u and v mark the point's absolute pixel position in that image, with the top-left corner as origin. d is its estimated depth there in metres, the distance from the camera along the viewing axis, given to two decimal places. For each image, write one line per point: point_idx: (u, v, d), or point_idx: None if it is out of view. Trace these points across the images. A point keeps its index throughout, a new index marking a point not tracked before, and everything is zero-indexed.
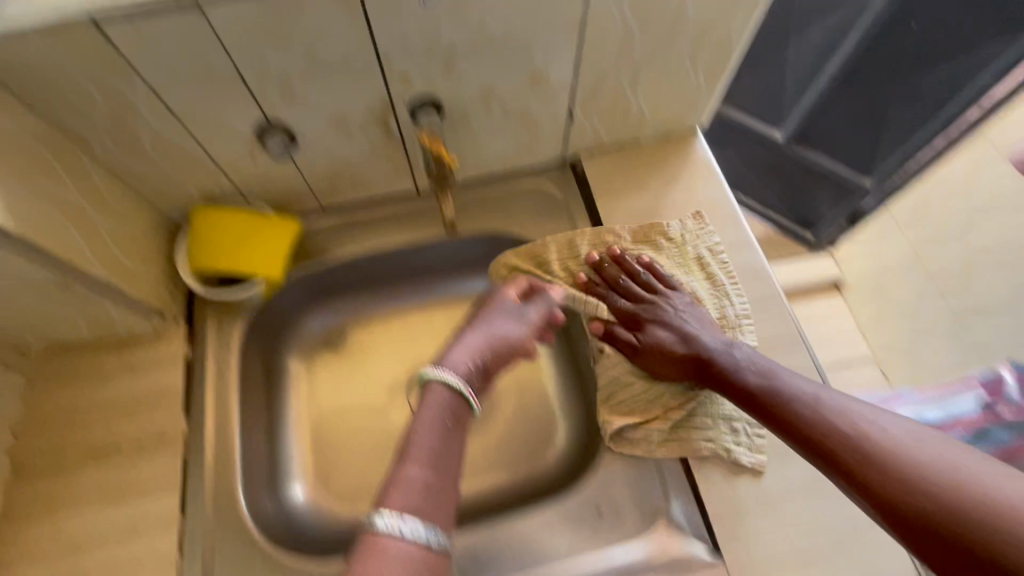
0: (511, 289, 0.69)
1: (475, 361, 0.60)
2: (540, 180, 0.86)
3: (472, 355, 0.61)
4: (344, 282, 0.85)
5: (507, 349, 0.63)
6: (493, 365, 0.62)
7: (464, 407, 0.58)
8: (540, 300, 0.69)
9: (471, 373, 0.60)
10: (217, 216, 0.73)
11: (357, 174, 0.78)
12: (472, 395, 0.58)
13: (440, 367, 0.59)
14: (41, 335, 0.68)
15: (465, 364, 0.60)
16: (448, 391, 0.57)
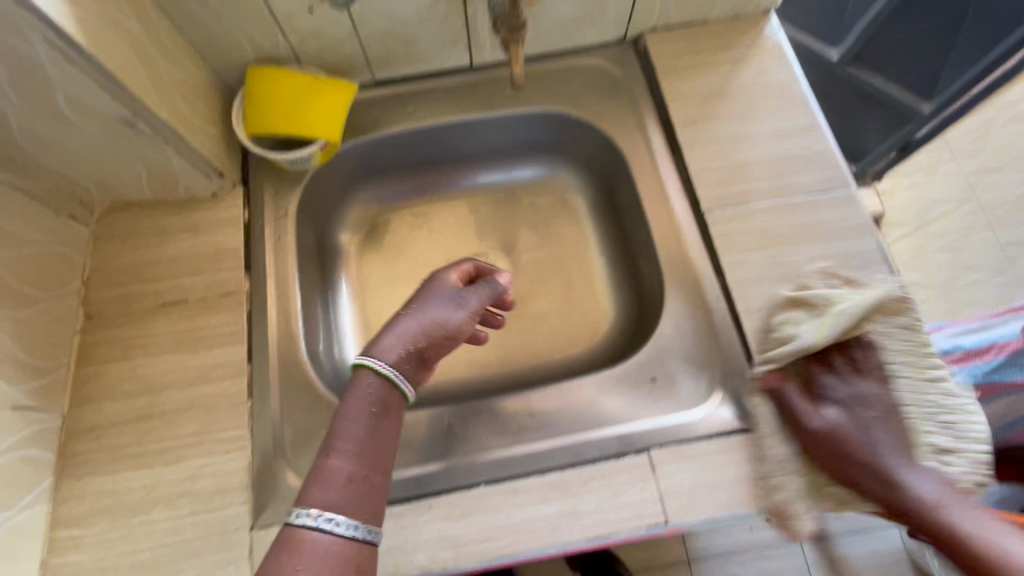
0: (451, 274, 0.62)
1: (408, 348, 0.55)
2: (601, 59, 0.82)
3: (404, 339, 0.56)
4: (394, 162, 0.84)
5: (443, 336, 0.58)
6: (429, 352, 0.57)
7: (396, 396, 0.54)
8: (483, 286, 0.63)
9: (403, 361, 0.55)
10: (274, 74, 0.71)
11: (413, 39, 0.74)
12: (403, 382, 0.55)
13: (370, 358, 0.54)
14: (105, 188, 0.69)
15: (397, 351, 0.55)
16: (376, 382, 0.53)
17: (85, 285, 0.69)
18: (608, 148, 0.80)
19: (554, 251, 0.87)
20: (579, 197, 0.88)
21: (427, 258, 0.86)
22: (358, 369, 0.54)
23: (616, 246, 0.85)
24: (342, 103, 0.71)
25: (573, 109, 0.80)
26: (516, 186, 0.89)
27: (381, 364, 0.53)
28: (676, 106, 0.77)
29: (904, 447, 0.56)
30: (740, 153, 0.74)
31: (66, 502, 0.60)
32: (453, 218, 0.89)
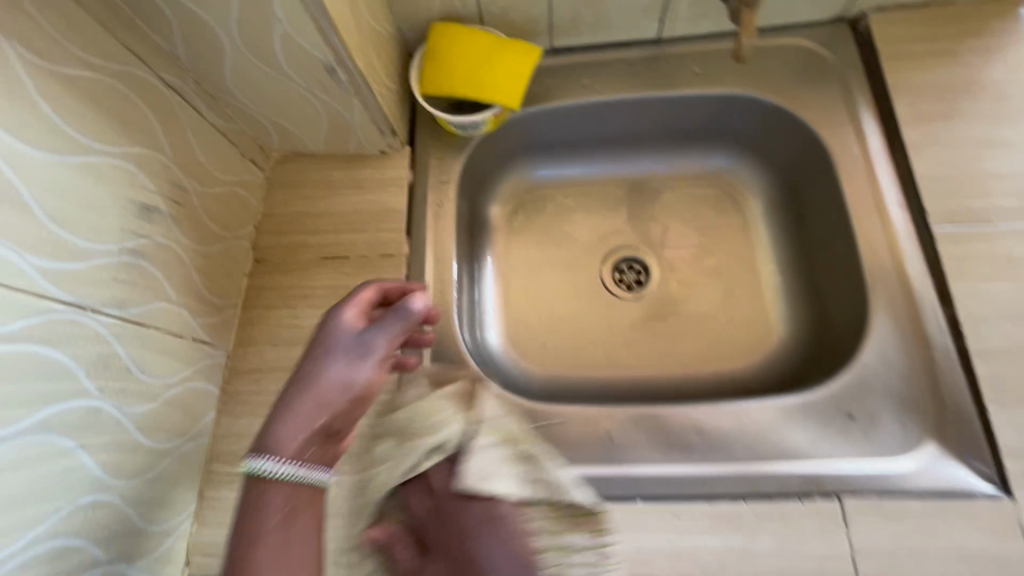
0: (348, 311, 0.50)
1: (312, 431, 0.44)
2: (810, 38, 0.71)
3: (301, 423, 0.44)
4: (556, 137, 0.79)
5: (351, 400, 0.45)
6: (339, 422, 0.45)
7: (309, 491, 0.43)
8: (386, 321, 0.49)
9: (306, 447, 0.44)
10: (457, 32, 0.68)
11: (605, 4, 0.68)
12: (316, 472, 0.43)
13: (258, 460, 0.42)
14: (285, 136, 0.69)
15: (295, 439, 0.43)
16: (281, 493, 0.42)
17: (256, 230, 0.70)
18: (807, 143, 0.70)
19: (715, 252, 0.79)
20: (752, 195, 0.79)
21: (575, 244, 0.81)
22: (255, 481, 0.42)
23: (793, 254, 0.75)
24: (525, 67, 0.67)
25: (770, 95, 0.70)
26: (681, 176, 0.82)
27: (271, 466, 0.42)
28: (904, 99, 0.65)
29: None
30: (984, 161, 0.61)
31: (225, 439, 0.62)
32: (606, 204, 0.83)
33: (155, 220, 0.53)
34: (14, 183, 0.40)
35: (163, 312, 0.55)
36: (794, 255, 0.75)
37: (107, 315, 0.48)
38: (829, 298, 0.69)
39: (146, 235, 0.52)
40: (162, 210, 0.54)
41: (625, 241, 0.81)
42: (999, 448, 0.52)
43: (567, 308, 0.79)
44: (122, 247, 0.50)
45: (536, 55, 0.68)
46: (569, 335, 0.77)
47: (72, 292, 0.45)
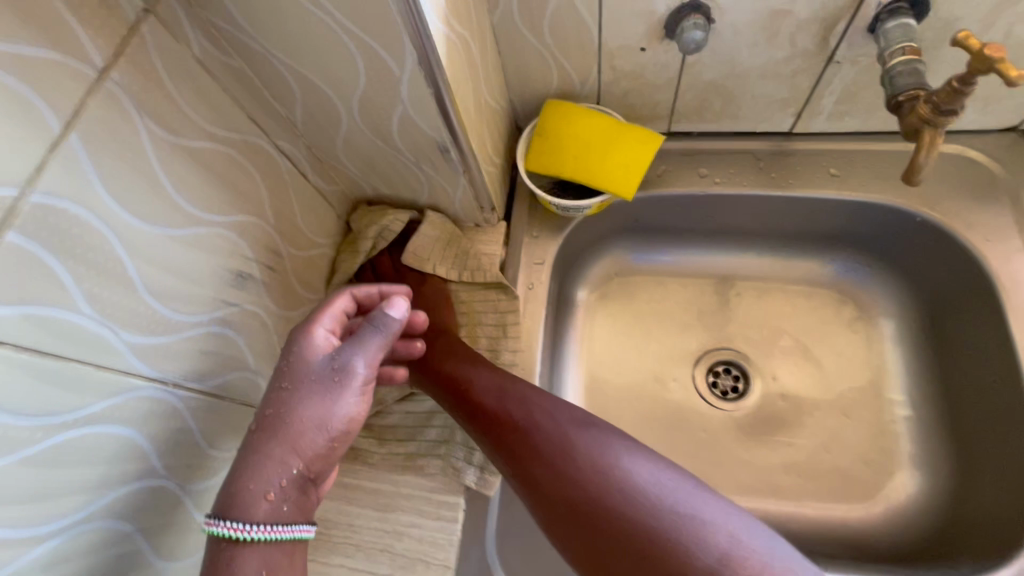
0: (313, 331, 0.46)
1: (282, 484, 0.41)
2: (975, 148, 0.62)
3: (274, 473, 0.41)
4: (659, 222, 0.73)
5: (325, 443, 0.43)
6: (313, 468, 0.43)
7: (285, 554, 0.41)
8: (358, 344, 0.44)
9: (280, 502, 0.41)
10: (574, 112, 0.64)
11: (738, 96, 0.63)
12: (294, 529, 0.42)
13: (220, 525, 0.39)
14: (382, 200, 0.68)
15: (264, 497, 0.41)
16: (253, 557, 0.40)
17: None
18: (963, 268, 0.60)
19: (831, 370, 0.69)
20: (882, 311, 0.70)
21: (668, 339, 0.74)
22: (219, 543, 0.40)
23: (931, 389, 0.64)
24: (644, 154, 0.62)
25: (921, 208, 0.62)
26: (796, 277, 0.73)
27: (238, 531, 0.39)
28: None
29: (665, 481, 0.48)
30: None
31: None
32: (706, 298, 0.75)
33: (248, 287, 0.52)
34: (122, 260, 0.38)
35: (240, 381, 0.52)
36: (930, 389, 0.64)
37: (186, 388, 0.46)
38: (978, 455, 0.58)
39: (237, 303, 0.51)
40: (256, 276, 0.53)
41: (723, 342, 0.73)
42: None
43: (652, 408, 0.71)
44: (211, 316, 0.48)
45: (656, 142, 0.63)
46: (651, 442, 0.69)
47: (158, 367, 0.43)
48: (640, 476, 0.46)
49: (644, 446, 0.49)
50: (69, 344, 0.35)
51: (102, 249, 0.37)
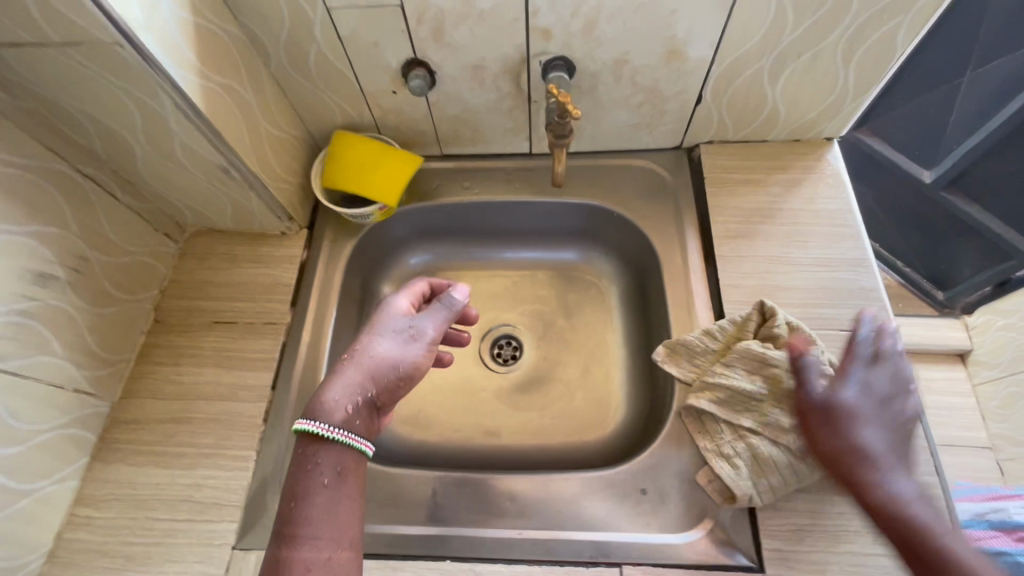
0: (401, 301, 0.66)
1: (356, 401, 0.57)
2: (654, 162, 0.85)
3: (353, 393, 0.57)
4: (444, 225, 0.91)
5: (392, 376, 0.59)
6: (381, 397, 0.59)
7: (353, 456, 0.54)
8: (432, 313, 0.65)
9: (353, 415, 0.56)
10: (354, 140, 0.81)
11: (479, 125, 0.82)
12: (359, 440, 0.55)
13: (312, 421, 0.54)
14: (196, 215, 0.80)
15: (344, 407, 0.56)
16: (331, 453, 0.53)
17: (161, 294, 0.79)
18: (647, 247, 0.82)
19: (577, 335, 0.89)
20: (611, 286, 0.90)
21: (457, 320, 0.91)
22: (307, 438, 0.53)
23: (639, 341, 0.85)
24: (406, 172, 0.80)
25: (618, 207, 0.84)
26: (554, 265, 0.93)
27: (326, 428, 0.53)
28: (718, 219, 0.78)
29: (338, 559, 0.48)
30: (782, 276, 0.73)
31: (91, 484, 0.68)
32: (489, 285, 0.93)
33: (52, 285, 0.63)
34: None
35: (45, 364, 0.63)
36: (640, 342, 0.85)
37: None
38: (660, 383, 0.79)
39: (39, 298, 0.61)
40: (60, 276, 0.64)
41: (500, 320, 0.91)
42: (761, 529, 0.60)
43: (445, 376, 0.88)
44: (11, 308, 0.58)
45: (416, 163, 0.82)
46: (440, 403, 0.85)
47: None
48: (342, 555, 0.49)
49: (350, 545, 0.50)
50: None
51: None
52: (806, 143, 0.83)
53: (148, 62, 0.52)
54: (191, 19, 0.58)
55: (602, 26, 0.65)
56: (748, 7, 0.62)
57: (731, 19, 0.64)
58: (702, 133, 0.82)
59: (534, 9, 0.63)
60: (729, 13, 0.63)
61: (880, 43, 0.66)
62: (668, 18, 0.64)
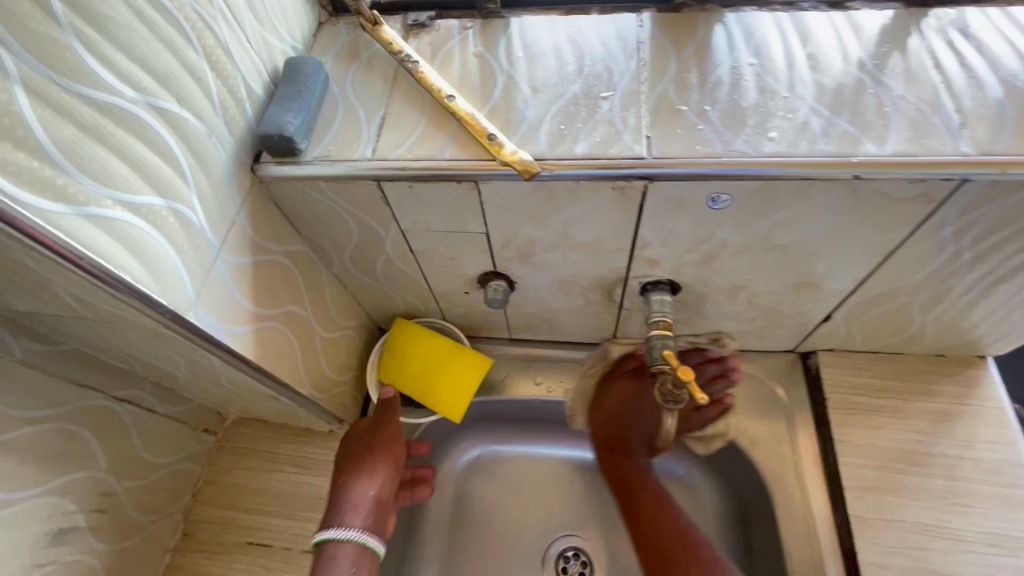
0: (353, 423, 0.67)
1: (364, 504, 0.60)
2: (760, 368, 0.72)
3: (355, 501, 0.59)
4: (508, 414, 0.80)
5: (383, 471, 0.63)
6: (382, 494, 0.62)
7: (366, 550, 0.57)
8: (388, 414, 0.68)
9: (364, 517, 0.59)
10: (417, 334, 0.72)
11: (557, 322, 0.72)
12: (373, 536, 0.58)
13: (331, 530, 0.57)
14: (239, 409, 0.72)
15: (355, 509, 0.59)
16: (350, 551, 0.56)
17: (194, 498, 0.71)
18: (754, 476, 0.68)
19: None
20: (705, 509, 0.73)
21: (518, 524, 0.78)
22: (324, 547, 0.56)
23: None
24: (474, 382, 0.71)
25: (716, 423, 0.71)
26: None
27: (342, 530, 0.57)
28: (848, 460, 0.64)
29: None
30: (942, 558, 0.58)
31: None
32: (555, 483, 0.81)
33: (69, 539, 0.55)
34: None
35: None
36: None
37: None
38: None
39: (54, 560, 0.54)
40: (80, 526, 0.56)
41: (568, 529, 0.78)
42: None
43: None
44: None
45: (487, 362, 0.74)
46: None
47: None
48: None
49: None
50: None
51: None
52: (951, 359, 0.69)
53: (197, 338, 0.45)
54: (250, 261, 0.50)
55: (724, 259, 0.54)
56: (911, 254, 0.51)
57: (886, 263, 0.52)
58: (824, 343, 0.69)
59: (643, 244, 0.53)
60: (886, 258, 0.51)
61: None
62: (808, 257, 0.52)
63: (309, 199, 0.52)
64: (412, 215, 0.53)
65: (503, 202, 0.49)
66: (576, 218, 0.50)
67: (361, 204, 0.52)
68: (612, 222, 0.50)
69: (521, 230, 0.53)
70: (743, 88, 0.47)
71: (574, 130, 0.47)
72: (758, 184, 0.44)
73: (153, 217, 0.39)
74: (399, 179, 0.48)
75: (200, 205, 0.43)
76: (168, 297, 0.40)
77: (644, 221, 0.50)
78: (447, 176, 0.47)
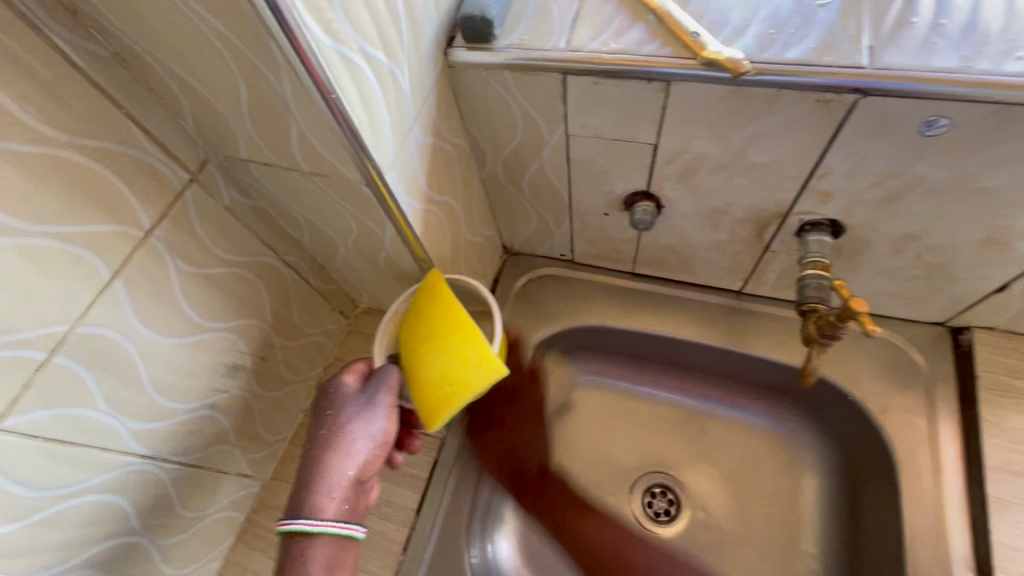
0: (343, 380, 0.56)
1: (343, 488, 0.50)
2: (902, 337, 0.68)
3: (333, 483, 0.49)
4: (612, 346, 0.81)
5: (369, 448, 0.52)
6: (365, 471, 0.52)
7: (342, 543, 0.48)
8: (376, 378, 0.55)
9: (342, 500, 0.50)
10: (441, 298, 0.56)
11: (687, 259, 0.71)
12: (351, 525, 0.49)
13: (300, 519, 0.48)
14: (371, 298, 0.78)
15: (330, 494, 0.49)
16: (326, 542, 0.48)
17: (325, 370, 0.78)
18: (875, 444, 0.66)
19: (752, 518, 0.74)
20: (808, 469, 0.75)
21: (611, 454, 0.81)
22: (295, 537, 0.47)
23: (839, 556, 0.69)
24: (470, 389, 0.52)
25: (841, 384, 0.68)
26: (735, 422, 0.79)
27: (312, 522, 0.47)
28: (992, 441, 0.60)
29: None
30: None
31: (233, 567, 0.68)
32: (652, 422, 0.81)
33: (239, 375, 0.62)
34: (139, 366, 0.49)
35: (217, 453, 0.62)
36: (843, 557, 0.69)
37: (170, 463, 0.56)
38: None
39: (227, 389, 0.61)
40: (247, 366, 0.63)
41: (661, 466, 0.79)
42: None
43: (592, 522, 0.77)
44: (203, 403, 0.58)
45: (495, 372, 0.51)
46: None
47: (150, 447, 0.53)
48: None
49: None
50: (84, 432, 0.46)
51: (126, 359, 0.47)
52: None
53: (384, 201, 0.49)
54: (430, 142, 0.53)
55: (910, 201, 0.51)
56: None
57: None
58: (984, 320, 0.64)
59: (824, 173, 0.51)
60: None
61: None
62: (1011, 209, 0.48)
63: (487, 89, 0.54)
64: (584, 117, 0.53)
65: (689, 107, 0.48)
66: (759, 134, 0.49)
67: (538, 100, 0.53)
68: (798, 142, 0.48)
69: (693, 144, 0.52)
70: (985, 7, 0.43)
71: (785, 36, 0.44)
72: (992, 108, 0.40)
73: (378, 70, 0.41)
74: (589, 75, 0.48)
75: (409, 71, 0.45)
76: (376, 152, 0.44)
77: (836, 145, 0.47)
78: (640, 72, 0.46)
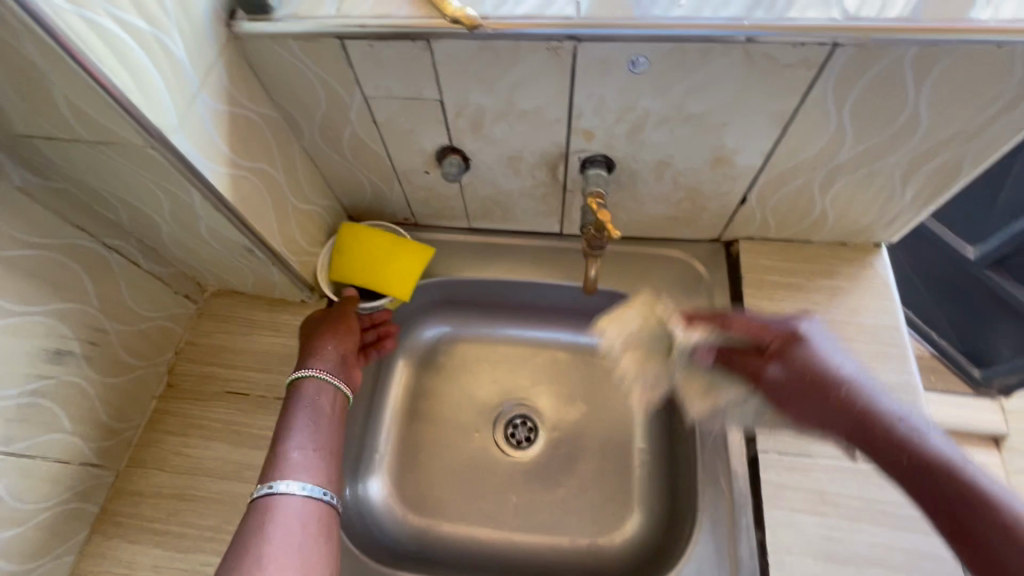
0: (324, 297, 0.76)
1: (329, 356, 0.71)
2: (689, 254, 0.81)
3: (323, 352, 0.71)
4: (460, 298, 0.88)
5: (348, 333, 0.73)
6: (346, 348, 0.72)
7: (330, 388, 0.69)
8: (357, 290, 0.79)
9: (327, 364, 0.70)
10: (360, 233, 0.78)
11: (508, 207, 0.79)
12: (333, 380, 0.69)
13: (300, 371, 0.68)
14: (216, 278, 0.79)
15: (320, 359, 0.70)
16: (314, 384, 0.68)
17: (177, 355, 0.78)
18: None
19: (598, 426, 0.85)
20: None
21: (471, 395, 0.89)
22: (296, 382, 0.68)
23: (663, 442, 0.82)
24: (417, 266, 0.78)
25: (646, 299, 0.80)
26: (575, 349, 0.90)
27: (305, 373, 0.68)
28: None
29: (318, 465, 0.62)
30: None
31: (90, 558, 0.67)
32: (507, 360, 0.90)
33: (65, 361, 0.62)
34: None
35: (51, 441, 0.62)
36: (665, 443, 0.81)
37: None
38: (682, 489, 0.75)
39: (52, 375, 0.61)
40: (75, 352, 0.63)
41: (516, 398, 0.88)
42: None
43: (459, 457, 0.84)
44: (22, 390, 0.58)
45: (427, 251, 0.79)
46: (456, 489, 0.82)
47: None
48: (311, 470, 0.61)
49: (319, 459, 0.63)
50: None
51: None
52: (854, 246, 0.78)
53: (181, 165, 0.52)
54: (226, 110, 0.56)
55: (649, 130, 0.62)
56: (807, 121, 0.58)
57: (786, 135, 0.60)
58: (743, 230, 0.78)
59: (578, 113, 0.60)
60: (785, 128, 0.60)
61: (941, 170, 0.62)
62: (718, 129, 0.61)
63: (278, 58, 0.58)
64: (372, 77, 0.59)
65: (454, 62, 0.56)
66: (517, 82, 0.57)
67: (327, 65, 0.58)
68: (548, 85, 0.57)
69: (470, 96, 0.60)
70: None
71: None
72: (670, 45, 0.51)
73: (140, 39, 0.45)
74: (360, 37, 0.54)
75: (182, 42, 0.48)
76: (154, 117, 0.47)
77: (576, 86, 0.57)
78: (401, 33, 0.53)
